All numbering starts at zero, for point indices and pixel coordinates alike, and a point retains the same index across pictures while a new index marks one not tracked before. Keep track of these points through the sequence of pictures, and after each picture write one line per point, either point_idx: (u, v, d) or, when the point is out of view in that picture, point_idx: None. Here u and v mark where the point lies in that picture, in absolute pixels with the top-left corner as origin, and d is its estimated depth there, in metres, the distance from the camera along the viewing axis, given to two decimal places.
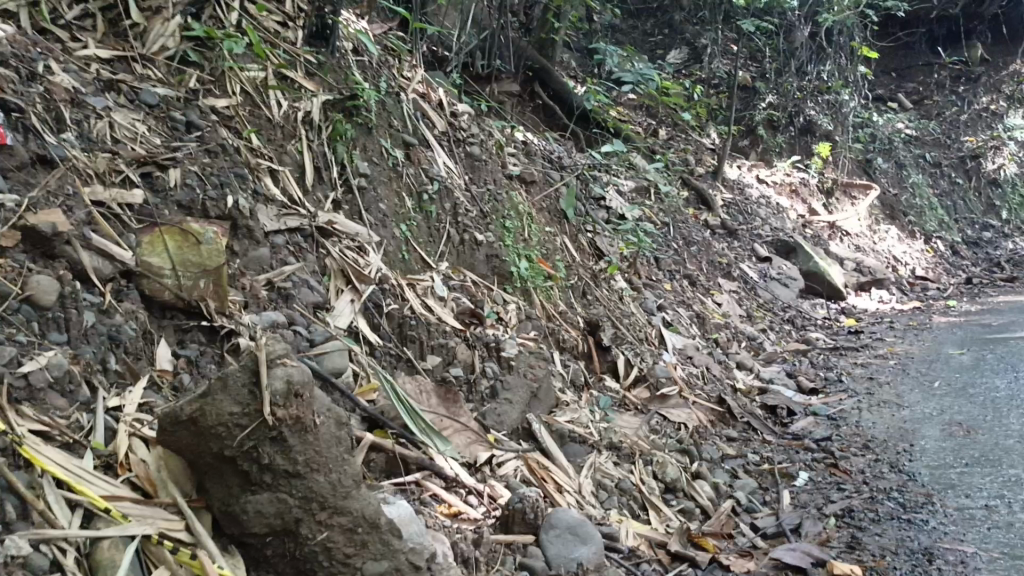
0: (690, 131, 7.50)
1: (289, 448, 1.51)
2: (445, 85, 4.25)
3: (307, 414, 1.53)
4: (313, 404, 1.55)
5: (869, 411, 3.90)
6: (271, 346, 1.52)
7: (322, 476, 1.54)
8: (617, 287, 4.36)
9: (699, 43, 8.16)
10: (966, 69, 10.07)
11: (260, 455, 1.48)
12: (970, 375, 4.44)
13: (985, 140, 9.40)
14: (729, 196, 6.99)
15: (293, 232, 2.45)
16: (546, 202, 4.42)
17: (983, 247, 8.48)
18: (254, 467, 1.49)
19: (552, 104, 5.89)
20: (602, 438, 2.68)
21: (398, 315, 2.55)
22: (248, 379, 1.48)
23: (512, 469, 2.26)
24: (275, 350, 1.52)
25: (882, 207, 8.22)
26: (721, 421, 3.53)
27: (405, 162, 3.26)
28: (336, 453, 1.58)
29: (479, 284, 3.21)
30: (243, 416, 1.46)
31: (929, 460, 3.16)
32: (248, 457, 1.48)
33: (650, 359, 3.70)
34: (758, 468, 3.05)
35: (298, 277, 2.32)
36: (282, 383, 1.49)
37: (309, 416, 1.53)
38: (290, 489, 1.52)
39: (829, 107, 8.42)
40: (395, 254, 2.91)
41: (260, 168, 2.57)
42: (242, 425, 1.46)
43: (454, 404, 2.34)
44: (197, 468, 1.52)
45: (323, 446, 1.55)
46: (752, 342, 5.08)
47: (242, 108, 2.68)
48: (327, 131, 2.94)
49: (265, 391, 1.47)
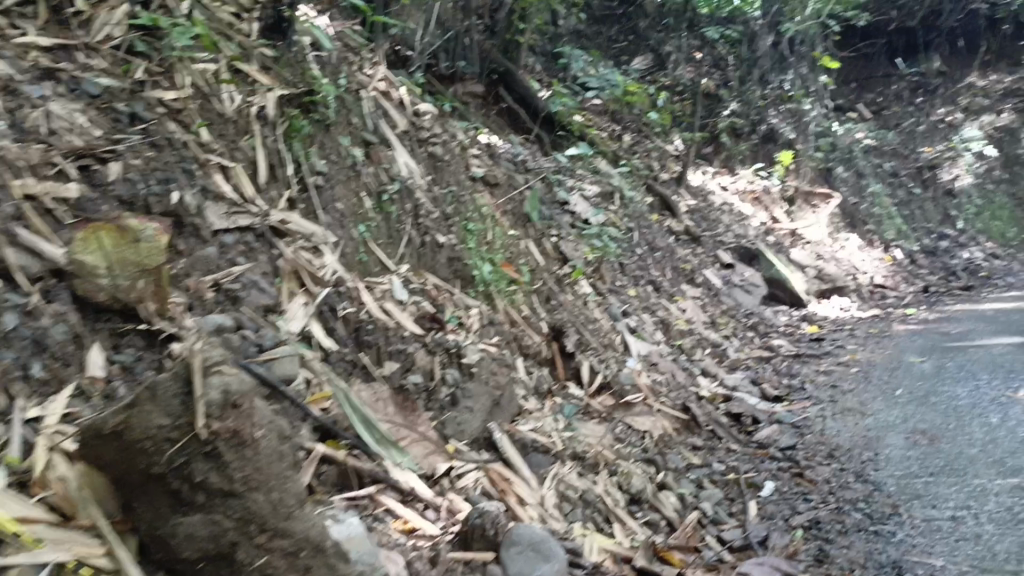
0: (655, 136, 7.48)
1: (224, 465, 1.48)
2: (407, 83, 4.15)
3: (245, 428, 1.49)
4: (253, 417, 1.52)
5: (834, 419, 3.87)
6: (206, 355, 1.51)
7: (263, 494, 1.50)
8: (581, 293, 4.29)
9: (664, 50, 8.03)
10: (924, 80, 10.21)
11: (192, 472, 1.46)
12: (932, 384, 4.43)
13: (941, 152, 9.55)
14: (693, 203, 6.98)
15: (244, 230, 2.32)
16: (510, 205, 4.33)
17: (940, 256, 8.56)
18: (185, 485, 1.46)
19: (517, 108, 5.77)
20: (566, 447, 2.59)
21: (355, 319, 2.44)
22: (179, 389, 1.46)
23: (472, 481, 2.16)
24: (210, 359, 1.50)
25: (842, 215, 8.27)
26: (686, 429, 3.47)
27: (365, 161, 3.15)
28: (279, 468, 1.54)
29: (441, 287, 3.11)
30: (172, 430, 1.45)
31: (894, 470, 3.13)
32: (178, 475, 1.46)
33: (615, 365, 3.63)
34: (724, 478, 2.99)
35: (248, 279, 2.20)
36: (218, 394, 1.47)
37: (248, 430, 1.50)
38: (226, 509, 1.48)
39: (791, 115, 8.44)
40: (353, 256, 2.79)
41: (210, 163, 2.45)
42: (170, 440, 1.45)
43: (412, 413, 2.23)
44: (123, 487, 1.49)
45: (263, 462, 1.51)
46: (717, 348, 5.04)
47: (193, 101, 2.55)
48: (283, 128, 2.81)
49: (198, 402, 1.46)
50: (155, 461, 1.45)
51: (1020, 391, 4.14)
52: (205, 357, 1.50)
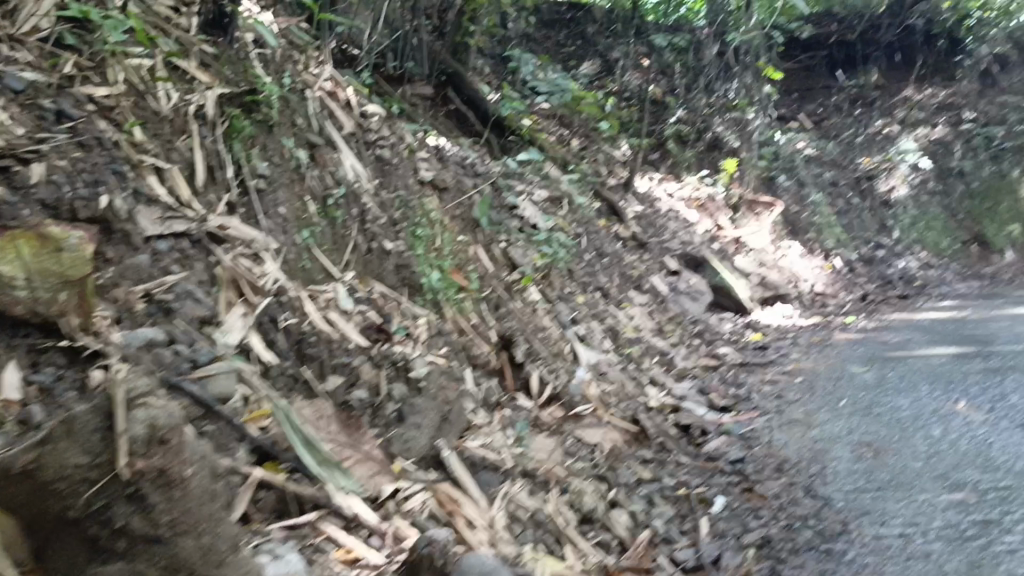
0: (603, 142, 7.46)
1: (149, 506, 1.44)
2: (353, 83, 4.03)
3: (173, 466, 1.46)
4: (182, 455, 1.49)
5: (781, 431, 3.87)
6: (131, 389, 1.50)
7: (191, 539, 1.47)
8: (530, 300, 4.22)
9: (612, 56, 8.25)
10: (862, 93, 10.41)
11: (113, 514, 1.42)
12: (875, 395, 4.48)
13: (879, 163, 9.78)
14: (640, 209, 6.98)
15: (179, 237, 2.20)
16: (459, 210, 4.23)
17: (877, 265, 8.74)
18: (105, 529, 1.42)
19: (464, 110, 5.69)
20: (516, 465, 2.52)
21: (297, 331, 2.32)
22: (101, 426, 1.44)
23: (419, 503, 2.06)
24: (135, 393, 1.49)
25: (784, 224, 8.38)
26: (636, 441, 3.43)
27: (310, 163, 3.03)
28: (210, 510, 1.51)
29: (388, 296, 3.00)
30: (92, 468, 1.41)
31: (843, 484, 3.13)
32: (98, 517, 1.42)
33: (565, 376, 3.57)
34: (674, 494, 2.96)
35: (182, 288, 2.07)
36: (142, 429, 1.45)
37: (175, 467, 1.47)
38: (150, 554, 1.44)
39: (734, 125, 8.33)
40: (297, 264, 2.68)
41: (144, 164, 2.31)
42: (90, 478, 1.41)
43: (356, 432, 2.12)
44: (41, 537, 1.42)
45: (193, 503, 1.48)
46: (664, 357, 5.02)
47: (126, 98, 2.41)
48: (223, 128, 2.68)
49: (121, 436, 1.44)
50: (71, 504, 1.41)
51: (959, 403, 4.21)
52: (128, 389, 1.49)
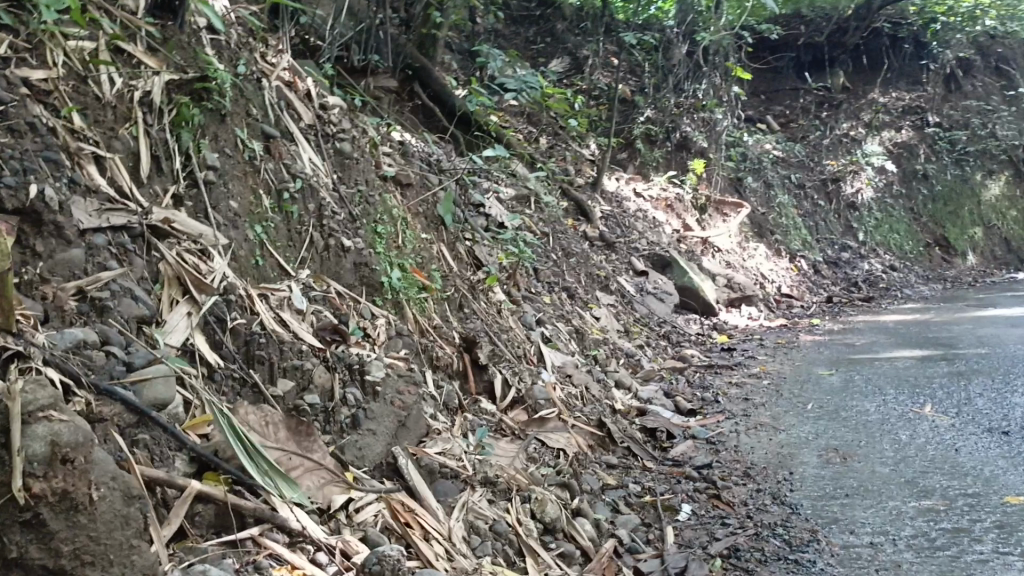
0: (571, 140, 7.39)
1: (49, 536, 1.30)
2: (314, 74, 3.90)
3: (78, 488, 1.33)
4: (88, 474, 1.36)
5: (747, 435, 3.82)
6: (30, 400, 1.34)
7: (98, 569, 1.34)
8: (495, 300, 4.13)
9: (581, 53, 8.11)
10: (829, 96, 10.38)
11: (6, 544, 1.28)
12: (841, 398, 4.46)
13: (845, 165, 9.82)
14: (608, 209, 6.92)
15: (119, 230, 2.06)
16: (422, 207, 4.12)
17: (841, 267, 8.77)
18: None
19: (431, 105, 5.57)
20: (476, 472, 2.42)
21: (246, 331, 2.19)
22: None
23: (372, 516, 1.95)
24: (34, 405, 1.34)
25: (751, 225, 8.37)
26: (601, 446, 3.34)
27: (264, 155, 2.90)
28: (121, 536, 1.37)
29: (345, 295, 2.88)
30: None
31: (810, 491, 3.08)
32: None
33: (528, 378, 3.48)
34: (639, 501, 2.89)
35: (119, 286, 1.92)
36: (43, 448, 1.31)
37: (81, 490, 1.34)
38: None
39: (703, 125, 8.42)
40: (247, 261, 2.55)
41: (83, 153, 2.20)
42: None
43: (306, 438, 2.00)
44: None
45: (101, 530, 1.35)
46: (630, 358, 4.95)
47: (64, 83, 2.29)
48: (170, 116, 2.55)
49: (18, 457, 1.29)
50: None
51: (925, 407, 4.18)
52: (29, 401, 1.35)
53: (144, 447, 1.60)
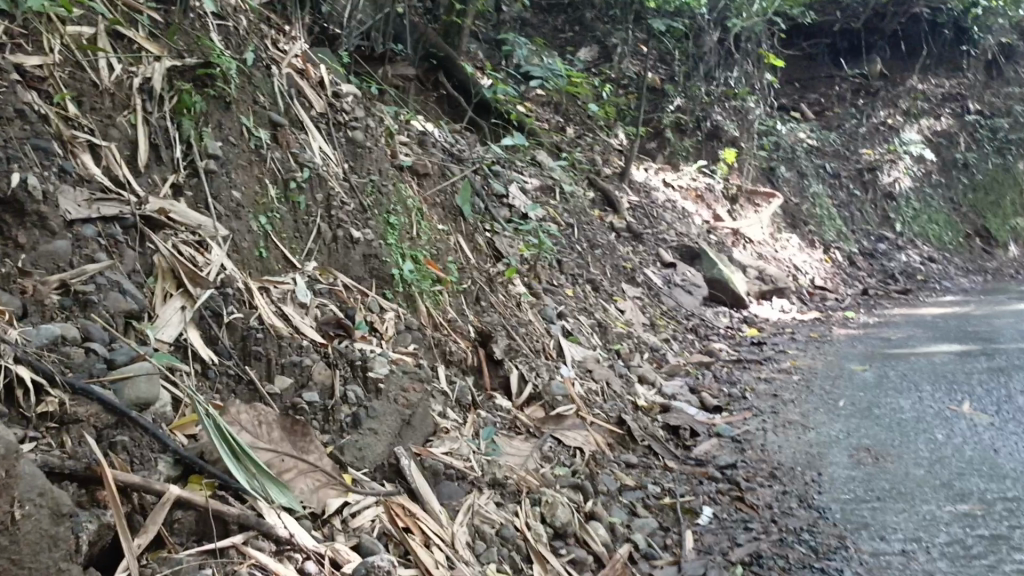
0: (599, 130, 7.24)
1: None
2: (329, 62, 3.82)
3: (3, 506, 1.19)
4: (14, 489, 1.21)
5: (775, 433, 3.67)
6: None
7: None
8: (514, 292, 4.02)
9: (610, 42, 7.90)
10: (866, 83, 10.10)
11: None
12: (875, 395, 4.28)
13: (882, 154, 9.55)
14: (636, 199, 6.76)
15: (110, 221, 1.99)
16: (440, 198, 4.01)
17: (878, 259, 8.52)
18: None
19: (455, 96, 5.41)
20: (484, 473, 2.32)
21: (242, 326, 2.12)
22: None
23: (369, 520, 1.86)
24: None
25: (784, 216, 8.17)
26: (621, 444, 3.22)
27: (271, 144, 2.82)
28: (51, 557, 1.25)
29: (353, 288, 2.79)
30: None
31: (839, 493, 2.93)
32: None
33: (546, 373, 3.36)
34: (658, 503, 2.77)
35: (106, 278, 1.85)
36: None
37: (4, 507, 1.20)
38: None
39: (734, 113, 8.23)
40: (250, 252, 2.47)
41: (76, 141, 2.12)
42: None
43: (302, 439, 1.92)
44: None
45: (26, 552, 1.22)
46: (655, 353, 4.82)
47: (60, 70, 2.21)
48: (171, 104, 2.47)
49: None
50: None
51: (964, 404, 4.00)
52: None
53: (123, 450, 1.52)
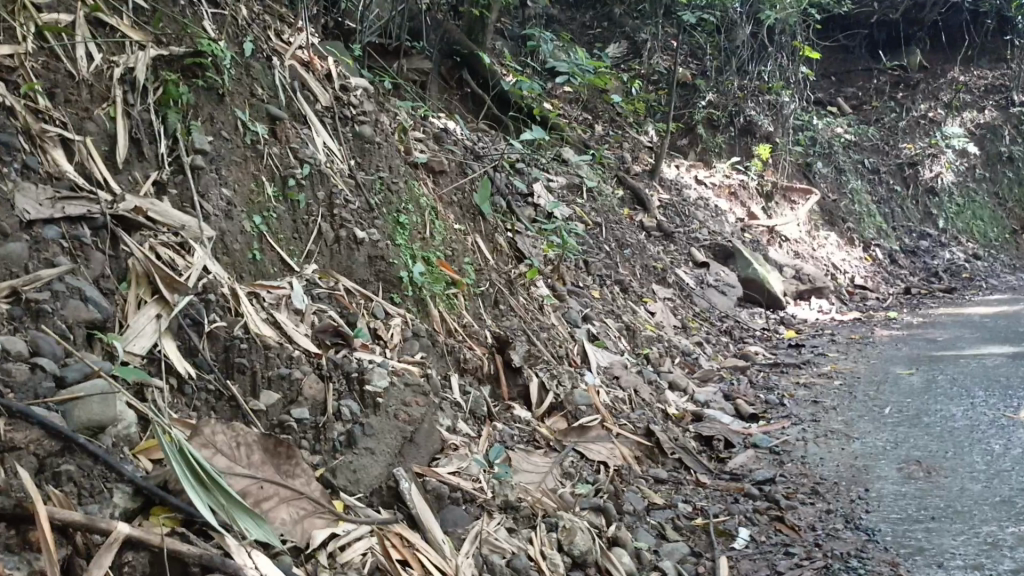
0: (628, 127, 6.96)
1: None
2: (339, 55, 3.61)
3: None
4: None
5: (816, 444, 3.40)
6: None
7: None
8: (537, 295, 3.80)
9: (639, 38, 7.61)
10: (905, 75, 9.73)
11: None
12: (923, 402, 3.98)
13: (923, 148, 9.15)
14: (667, 197, 6.47)
15: (76, 221, 1.82)
16: (457, 196, 3.80)
17: (920, 256, 8.15)
18: None
19: (479, 93, 5.17)
20: (494, 496, 2.10)
21: (225, 335, 1.93)
22: None
23: (360, 553, 1.66)
24: None
25: (822, 213, 7.85)
26: (649, 458, 2.98)
27: (269, 139, 2.62)
28: None
29: (356, 293, 2.59)
30: None
31: (888, 512, 2.67)
32: None
33: (568, 381, 3.13)
34: (689, 524, 2.53)
35: (64, 285, 1.69)
36: None
37: None
38: None
39: (769, 108, 7.93)
40: (242, 254, 2.28)
41: (47, 135, 1.93)
42: None
43: (286, 462, 1.73)
44: None
45: None
46: (687, 357, 4.56)
47: (33, 59, 2.01)
48: (156, 95, 2.28)
49: None
50: None
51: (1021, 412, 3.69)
52: None
53: (68, 482, 1.36)
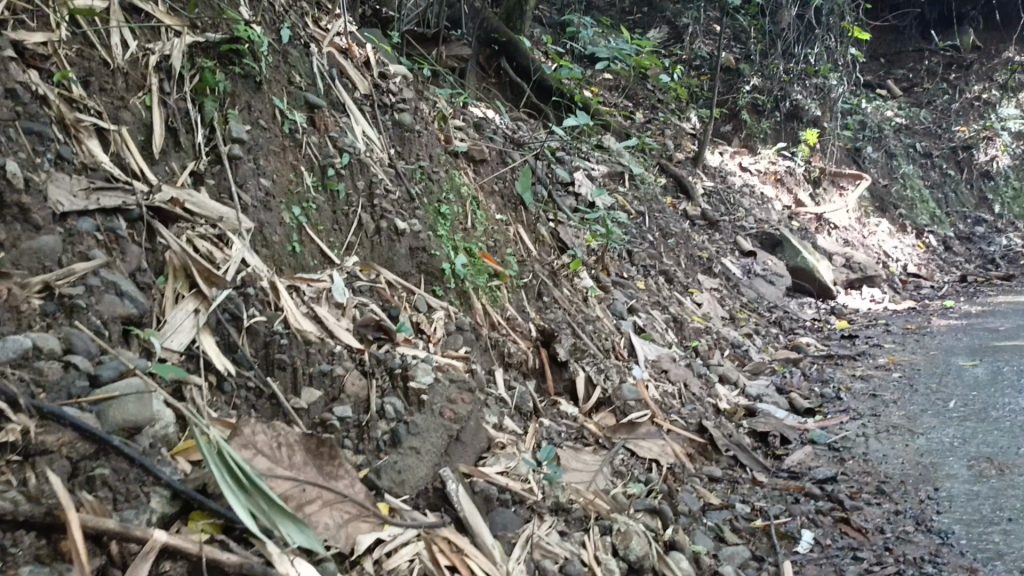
0: (669, 114, 6.78)
1: None
2: (376, 42, 3.51)
3: None
4: None
5: (878, 440, 3.25)
6: None
7: None
8: (581, 286, 3.69)
9: (680, 22, 7.42)
10: (957, 56, 9.38)
11: None
12: (989, 395, 3.80)
13: (977, 131, 8.81)
14: (710, 184, 6.29)
15: (112, 213, 1.75)
16: (498, 185, 3.71)
17: (976, 243, 7.86)
18: None
19: (518, 81, 5.07)
20: (545, 497, 2.02)
21: (265, 331, 1.86)
22: None
23: (408, 559, 1.58)
24: None
25: (872, 199, 7.59)
26: (702, 455, 2.86)
27: (307, 128, 2.54)
28: None
29: (397, 285, 2.52)
30: None
31: (962, 513, 2.53)
32: None
33: (616, 376, 3.02)
34: (749, 525, 2.43)
35: (100, 279, 1.63)
36: None
37: None
38: None
39: (816, 92, 7.66)
40: (282, 247, 2.21)
41: (82, 125, 1.86)
42: None
43: (329, 463, 1.65)
44: None
45: None
46: (736, 349, 4.41)
47: (67, 46, 1.94)
48: (192, 83, 2.20)
49: None
50: None
51: None
52: None
53: (102, 486, 1.28)
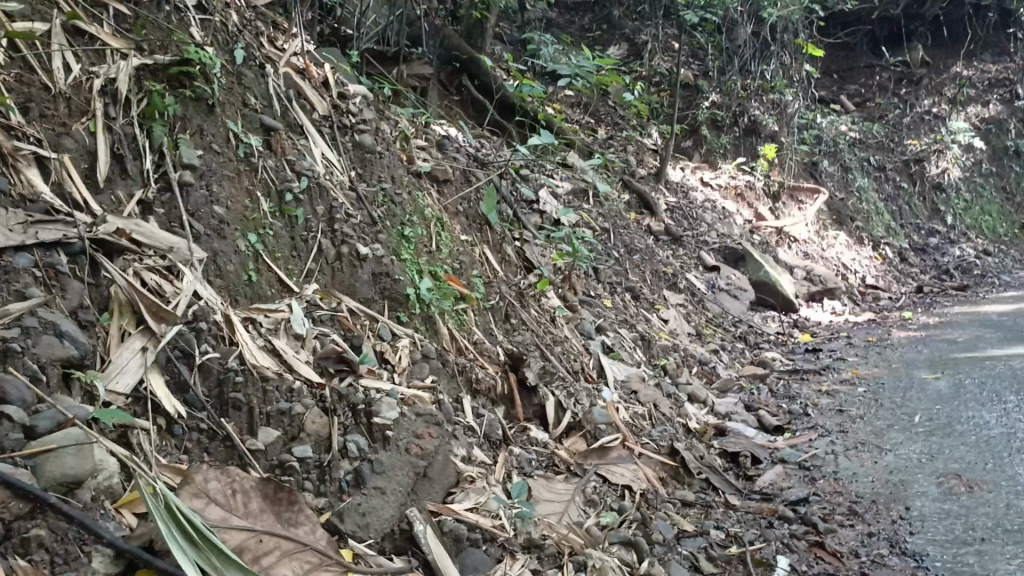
0: (630, 130, 6.76)
1: None
2: (335, 62, 3.44)
3: None
4: None
5: (847, 457, 3.23)
6: None
7: None
8: (548, 305, 3.63)
9: (639, 39, 7.44)
10: (908, 71, 9.49)
11: None
12: (954, 408, 3.80)
13: (928, 144, 8.95)
14: (673, 200, 6.28)
15: (51, 248, 1.66)
16: (463, 205, 3.63)
17: (931, 254, 7.98)
18: None
19: (479, 97, 4.98)
20: (517, 534, 1.94)
21: (219, 368, 1.76)
22: None
23: None
24: None
25: (830, 212, 7.67)
26: (674, 479, 2.80)
27: (263, 151, 2.44)
28: None
29: (359, 313, 2.43)
30: None
31: (935, 534, 2.51)
32: None
33: (587, 399, 2.94)
34: (724, 553, 2.38)
35: (38, 319, 1.54)
36: None
37: None
38: None
39: (773, 107, 7.70)
40: (237, 276, 2.12)
41: (20, 154, 1.77)
42: None
43: (288, 510, 1.55)
44: None
45: None
46: (704, 366, 4.37)
47: (4, 72, 1.86)
48: (139, 108, 2.10)
49: None
50: None
51: None
52: None
53: (38, 549, 1.22)
